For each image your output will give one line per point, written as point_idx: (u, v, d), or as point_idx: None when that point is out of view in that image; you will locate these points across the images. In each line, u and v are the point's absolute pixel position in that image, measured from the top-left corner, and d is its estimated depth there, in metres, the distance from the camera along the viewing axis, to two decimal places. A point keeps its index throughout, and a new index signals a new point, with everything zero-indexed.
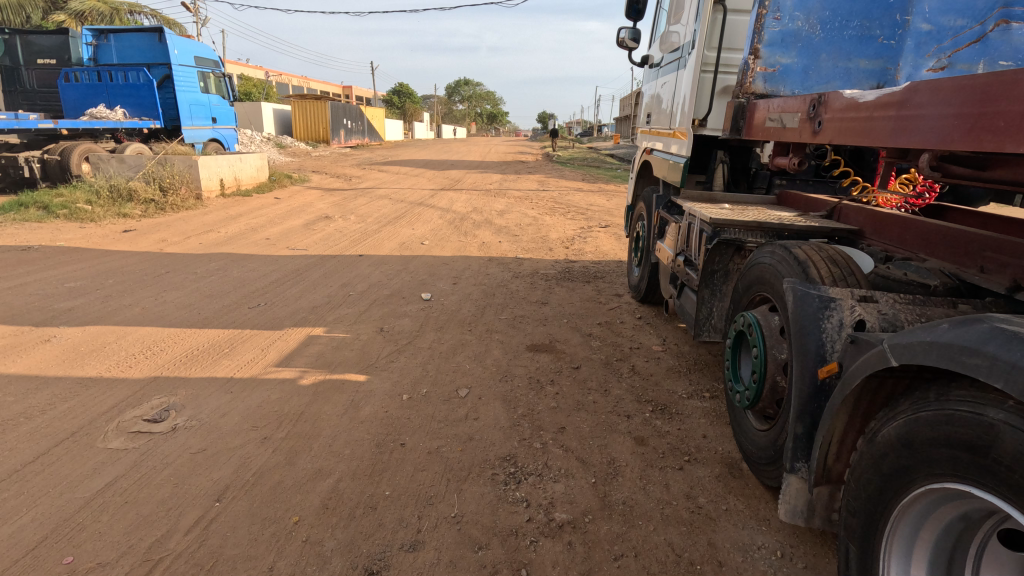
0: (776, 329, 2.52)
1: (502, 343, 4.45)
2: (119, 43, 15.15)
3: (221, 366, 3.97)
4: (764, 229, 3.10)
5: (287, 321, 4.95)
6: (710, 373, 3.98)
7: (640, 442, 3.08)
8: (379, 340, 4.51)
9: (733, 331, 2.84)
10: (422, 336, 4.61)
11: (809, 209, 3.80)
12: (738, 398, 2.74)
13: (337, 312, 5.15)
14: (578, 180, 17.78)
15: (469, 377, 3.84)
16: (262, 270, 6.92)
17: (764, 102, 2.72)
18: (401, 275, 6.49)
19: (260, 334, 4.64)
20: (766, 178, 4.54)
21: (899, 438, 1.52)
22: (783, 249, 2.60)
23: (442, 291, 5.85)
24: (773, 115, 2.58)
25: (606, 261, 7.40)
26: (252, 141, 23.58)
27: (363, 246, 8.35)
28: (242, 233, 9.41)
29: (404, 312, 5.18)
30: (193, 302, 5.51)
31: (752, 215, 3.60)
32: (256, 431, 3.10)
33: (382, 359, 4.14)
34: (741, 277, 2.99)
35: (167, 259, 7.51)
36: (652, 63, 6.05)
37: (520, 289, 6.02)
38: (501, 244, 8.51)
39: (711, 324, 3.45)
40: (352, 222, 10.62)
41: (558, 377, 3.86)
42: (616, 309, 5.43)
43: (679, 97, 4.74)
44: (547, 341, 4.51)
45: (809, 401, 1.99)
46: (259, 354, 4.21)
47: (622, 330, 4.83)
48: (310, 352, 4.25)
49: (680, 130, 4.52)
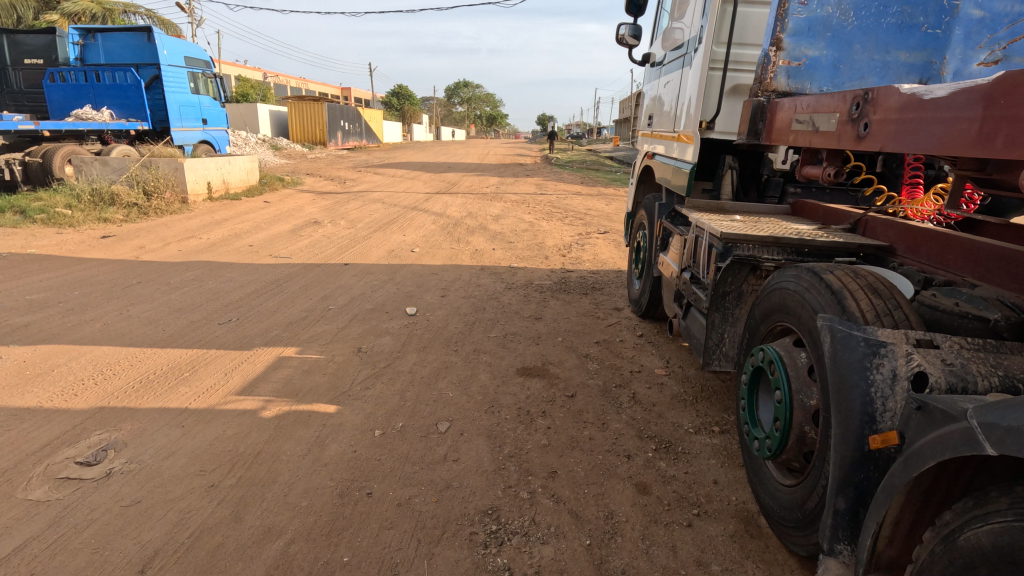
0: (801, 368, 2.13)
1: (491, 366, 4.06)
2: (107, 43, 14.79)
3: (177, 394, 3.58)
4: (783, 246, 2.72)
5: (258, 339, 4.56)
6: (719, 402, 3.59)
7: (642, 491, 2.69)
8: (356, 363, 4.12)
9: (750, 367, 2.46)
10: (403, 358, 4.22)
11: (829, 222, 3.42)
12: (755, 445, 2.36)
13: (313, 330, 4.76)
14: (577, 183, 17.40)
15: (452, 408, 3.45)
16: (240, 280, 6.53)
17: (788, 101, 2.35)
18: (387, 287, 6.11)
19: (226, 355, 4.24)
20: (779, 186, 4.15)
21: (998, 551, 1.14)
22: (810, 273, 2.21)
23: (428, 305, 5.46)
24: (801, 115, 2.20)
25: (605, 271, 7.02)
26: (245, 143, 23.23)
27: (350, 254, 7.97)
28: (226, 239, 9.02)
29: (386, 329, 4.79)
30: (160, 317, 5.11)
31: (767, 228, 3.22)
32: (202, 477, 2.71)
33: (356, 386, 3.75)
34: (758, 302, 2.61)
35: (142, 268, 7.11)
36: (654, 62, 5.67)
37: (513, 303, 5.63)
38: (495, 251, 8.14)
39: (721, 352, 3.06)
40: (341, 228, 10.24)
41: (549, 407, 3.47)
42: (616, 325, 5.04)
43: (684, 98, 4.35)
44: (539, 364, 4.12)
45: (852, 470, 1.60)
46: (222, 379, 3.81)
47: (621, 350, 4.44)
48: (279, 377, 3.86)
49: (685, 133, 4.13)
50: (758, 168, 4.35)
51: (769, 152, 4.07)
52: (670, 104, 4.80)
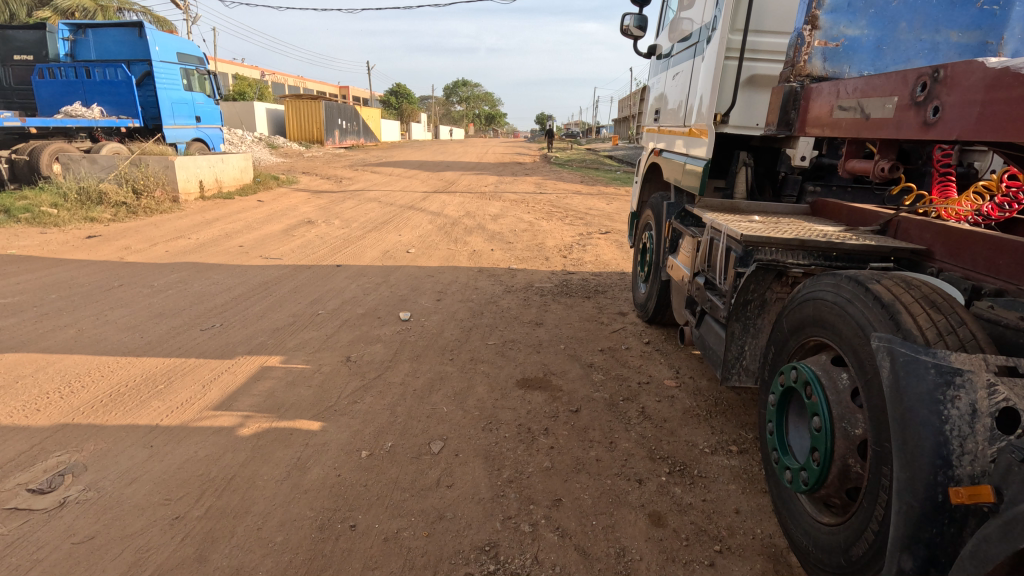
0: (843, 392, 1.86)
1: (489, 377, 3.79)
2: (97, 38, 14.48)
3: (148, 409, 3.30)
4: (811, 249, 2.46)
5: (241, 347, 4.27)
6: (735, 418, 3.33)
7: (656, 522, 2.43)
8: (345, 373, 3.84)
9: (780, 387, 2.19)
10: (395, 368, 3.94)
11: (855, 223, 3.15)
12: (788, 476, 2.09)
13: (300, 337, 4.49)
14: (577, 182, 17.12)
15: (446, 424, 3.18)
16: (227, 283, 6.24)
17: (832, 89, 2.16)
18: (380, 290, 5.83)
19: (206, 365, 3.96)
20: (797, 184, 3.88)
21: None
22: (853, 283, 1.93)
23: (423, 309, 5.19)
24: (848, 103, 2.01)
25: (608, 273, 6.74)
26: (241, 140, 22.90)
27: (343, 255, 7.69)
28: (215, 239, 8.74)
29: (378, 336, 4.51)
30: (139, 323, 4.83)
31: (789, 230, 2.95)
32: (167, 508, 2.44)
33: (343, 400, 3.47)
34: (787, 313, 2.34)
35: (126, 269, 6.82)
36: (660, 54, 5.40)
37: (512, 307, 5.36)
38: (494, 252, 7.86)
39: (741, 365, 2.78)
40: (335, 227, 9.95)
41: (552, 424, 3.21)
42: (621, 331, 4.78)
43: (694, 91, 4.09)
44: (541, 374, 3.85)
45: (920, 525, 1.34)
46: (198, 392, 3.53)
47: (627, 359, 4.18)
48: (261, 389, 3.58)
49: (698, 127, 3.86)
50: (774, 166, 4.09)
51: (786, 148, 3.81)
52: (679, 98, 4.53)
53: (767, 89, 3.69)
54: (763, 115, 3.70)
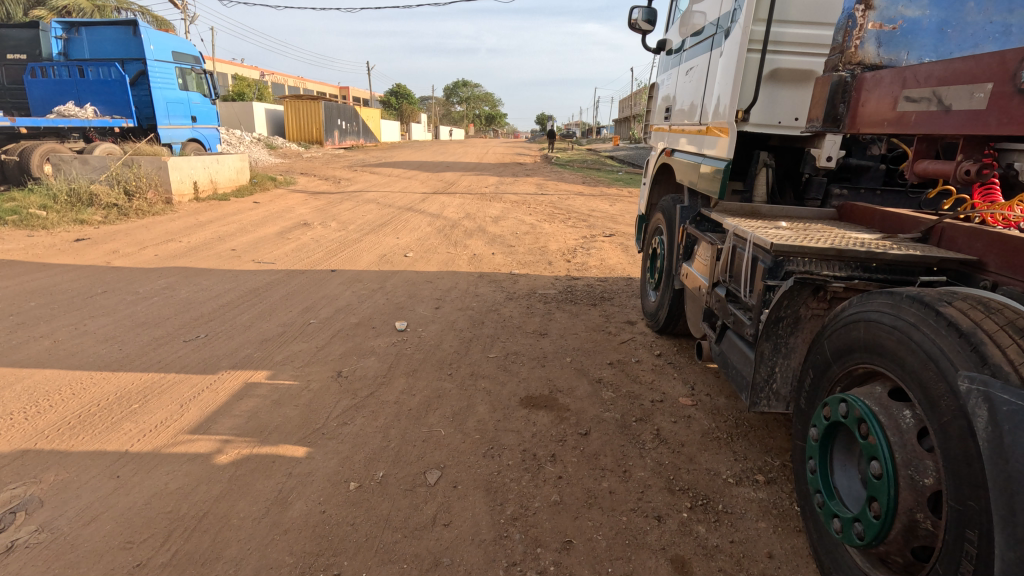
0: (908, 434, 1.58)
1: (490, 396, 3.51)
2: (91, 37, 14.23)
3: (119, 432, 3.02)
4: (849, 259, 2.28)
5: (225, 361, 4.00)
6: (758, 442, 3.05)
7: (680, 570, 2.16)
8: (335, 391, 3.56)
9: (823, 421, 1.90)
10: (390, 384, 3.66)
11: (891, 230, 2.88)
12: (836, 526, 1.82)
13: (290, 349, 4.21)
14: (579, 183, 16.86)
15: (444, 451, 2.91)
16: (216, 289, 5.96)
17: (890, 84, 2.11)
18: (376, 297, 5.55)
19: (186, 381, 3.69)
20: (822, 186, 3.61)
21: None
22: (919, 304, 1.65)
23: (421, 318, 4.91)
24: (915, 95, 1.98)
25: (613, 279, 6.47)
26: (239, 141, 22.63)
27: (339, 259, 7.41)
28: (207, 242, 8.46)
29: (372, 348, 4.23)
30: (119, 334, 4.55)
31: (820, 237, 2.68)
32: (128, 553, 2.17)
33: (332, 421, 3.19)
34: (828, 334, 2.06)
35: (112, 274, 6.55)
36: (670, 50, 5.14)
37: (514, 316, 5.08)
38: (495, 256, 7.59)
39: (770, 389, 2.49)
40: (332, 230, 9.68)
41: (560, 450, 2.93)
42: (630, 342, 4.51)
43: (710, 86, 3.81)
44: (546, 391, 3.57)
45: None
46: (175, 412, 3.25)
47: (638, 373, 3.90)
48: (243, 409, 3.30)
49: (716, 125, 3.58)
50: (797, 166, 3.81)
51: (809, 147, 3.53)
52: (692, 95, 4.25)
53: (791, 83, 3.43)
54: (786, 112, 3.45)
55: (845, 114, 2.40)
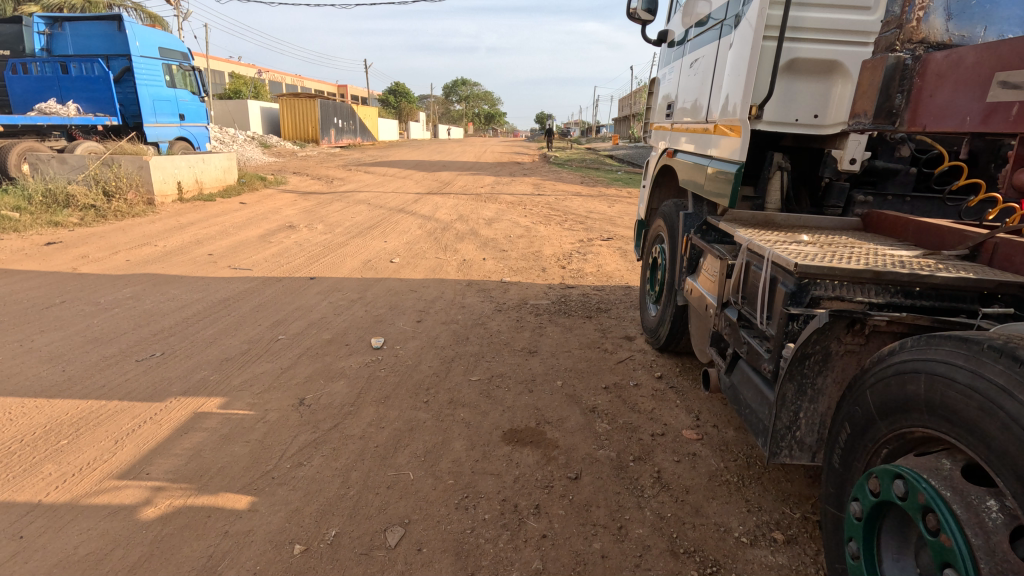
0: (997, 536, 1.19)
1: (469, 429, 3.10)
2: (74, 32, 13.72)
3: (35, 478, 2.61)
4: (888, 282, 1.98)
5: (176, 385, 3.58)
6: (773, 487, 2.66)
7: None
8: (293, 423, 3.14)
9: (871, 498, 1.50)
10: (357, 415, 3.24)
11: (929, 244, 2.49)
12: None
13: (251, 371, 3.80)
14: (576, 183, 16.42)
15: (410, 501, 2.51)
16: (183, 299, 5.54)
17: (959, 59, 2.15)
18: (354, 309, 5.13)
19: (128, 411, 3.27)
20: (844, 192, 3.16)
21: None
22: (1013, 361, 1.25)
23: (400, 334, 4.49)
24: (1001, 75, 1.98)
25: (611, 287, 6.06)
26: (231, 139, 22.16)
27: (321, 265, 6.99)
28: (184, 247, 8.02)
29: (341, 370, 3.82)
30: (66, 352, 4.13)
31: (851, 255, 2.27)
32: None
33: (285, 463, 2.78)
34: (871, 383, 1.65)
35: (75, 282, 6.12)
36: (671, 42, 4.74)
37: (502, 330, 4.66)
38: (486, 261, 7.17)
39: (793, 437, 2.08)
40: (318, 232, 9.25)
41: (545, 499, 2.53)
42: (628, 361, 4.11)
43: (718, 79, 3.40)
44: (532, 423, 3.16)
45: None
46: (106, 451, 2.84)
47: (637, 401, 3.49)
48: (184, 447, 2.88)
49: (725, 123, 3.18)
50: (815, 170, 3.40)
51: (830, 148, 3.14)
52: (696, 90, 3.84)
53: (810, 75, 3.03)
54: (803, 108, 3.07)
55: (902, 105, 2.46)
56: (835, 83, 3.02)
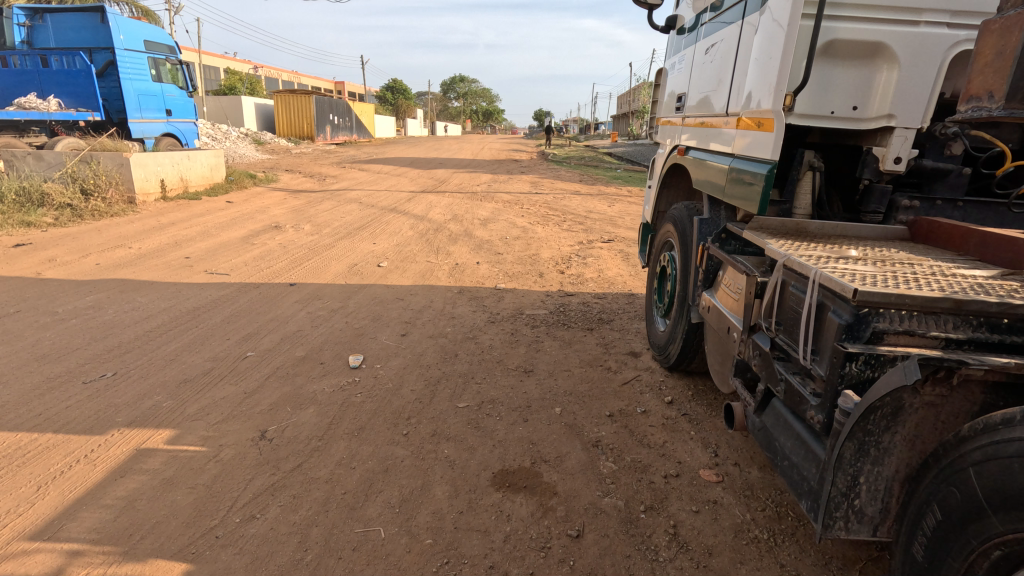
0: None
1: (454, 470, 2.68)
2: (55, 24, 13.11)
3: None
4: (971, 314, 1.58)
5: (123, 414, 3.14)
6: (811, 548, 2.24)
7: None
8: (250, 463, 2.71)
9: None
10: (326, 452, 2.82)
11: (1000, 260, 2.06)
12: None
13: (211, 395, 3.37)
14: (574, 181, 16.01)
15: (378, 570, 2.09)
16: (149, 309, 5.09)
17: None
18: (333, 321, 4.68)
19: (61, 446, 2.83)
20: (886, 196, 2.72)
21: None
22: None
23: (381, 351, 4.06)
24: None
25: (613, 295, 5.64)
26: (223, 135, 21.63)
27: (303, 269, 6.55)
28: (161, 249, 7.56)
29: (312, 396, 3.38)
30: (6, 372, 3.69)
31: (916, 276, 1.83)
32: None
33: (235, 515, 2.35)
34: (979, 461, 1.24)
35: (36, 289, 5.67)
36: (681, 28, 4.31)
37: (495, 346, 4.23)
38: (480, 266, 6.73)
39: (850, 507, 1.66)
40: (304, 233, 8.80)
41: (540, 567, 2.12)
42: (634, 382, 3.70)
43: (740, 68, 2.97)
44: (527, 463, 2.75)
45: None
46: (23, 501, 2.41)
47: (646, 433, 3.07)
48: (117, 496, 2.45)
49: (752, 115, 2.74)
50: (850, 170, 2.97)
51: (871, 145, 2.72)
52: (711, 81, 3.42)
53: (850, 61, 2.61)
54: (842, 99, 2.64)
55: None
56: (879, 69, 2.59)
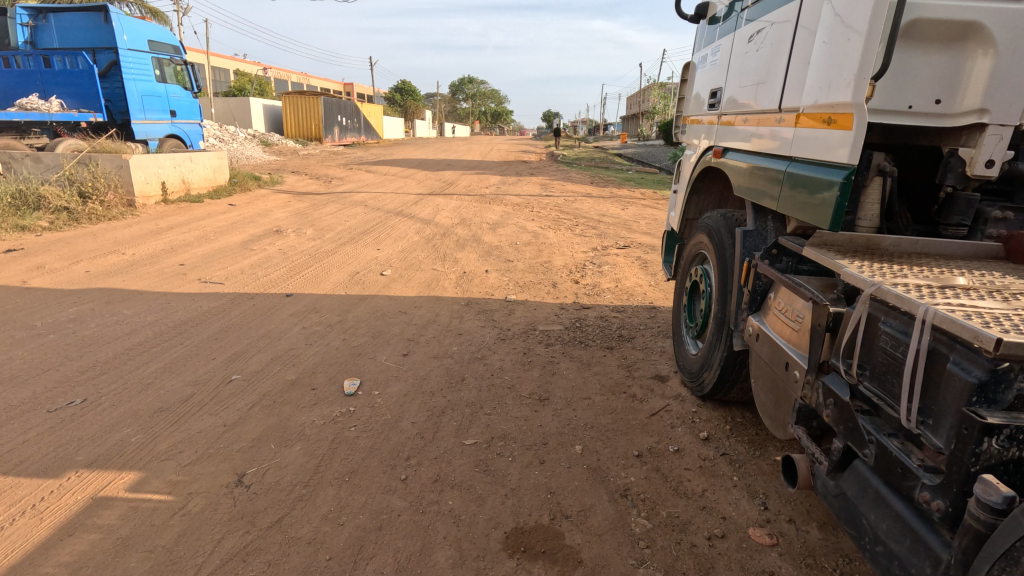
0: None
1: (458, 529, 2.27)
2: (59, 24, 12.85)
3: None
4: None
5: (84, 452, 2.76)
6: None
7: None
8: (221, 517, 2.32)
9: None
10: (311, 503, 2.42)
11: None
12: None
13: (187, 428, 2.98)
14: (585, 183, 15.64)
15: None
16: (134, 322, 4.73)
17: None
18: (329, 339, 4.29)
19: (7, 493, 2.46)
20: (972, 206, 2.29)
21: None
22: None
23: (380, 375, 3.65)
24: None
25: (633, 307, 5.22)
26: (229, 136, 21.38)
27: (302, 278, 6.17)
28: (155, 255, 7.22)
29: (299, 430, 2.98)
30: None
31: None
32: None
33: None
34: None
35: (17, 299, 5.33)
36: (713, 18, 3.89)
37: (506, 368, 3.82)
38: (489, 274, 6.34)
39: None
40: (306, 238, 8.44)
41: None
42: (663, 413, 3.27)
43: (798, 56, 2.54)
44: (545, 519, 2.34)
45: None
46: None
47: (682, 478, 2.65)
48: (59, 563, 2.07)
49: (816, 110, 2.32)
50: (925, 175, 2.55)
51: (954, 147, 2.28)
52: (755, 73, 3.00)
53: (935, 45, 2.19)
54: (922, 90, 2.22)
55: None
56: (971, 55, 2.16)
